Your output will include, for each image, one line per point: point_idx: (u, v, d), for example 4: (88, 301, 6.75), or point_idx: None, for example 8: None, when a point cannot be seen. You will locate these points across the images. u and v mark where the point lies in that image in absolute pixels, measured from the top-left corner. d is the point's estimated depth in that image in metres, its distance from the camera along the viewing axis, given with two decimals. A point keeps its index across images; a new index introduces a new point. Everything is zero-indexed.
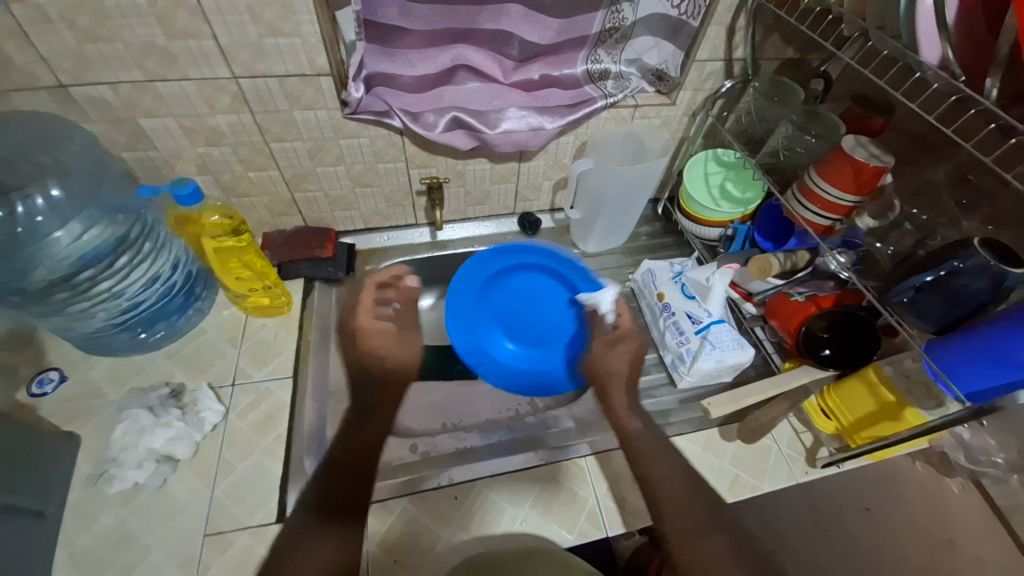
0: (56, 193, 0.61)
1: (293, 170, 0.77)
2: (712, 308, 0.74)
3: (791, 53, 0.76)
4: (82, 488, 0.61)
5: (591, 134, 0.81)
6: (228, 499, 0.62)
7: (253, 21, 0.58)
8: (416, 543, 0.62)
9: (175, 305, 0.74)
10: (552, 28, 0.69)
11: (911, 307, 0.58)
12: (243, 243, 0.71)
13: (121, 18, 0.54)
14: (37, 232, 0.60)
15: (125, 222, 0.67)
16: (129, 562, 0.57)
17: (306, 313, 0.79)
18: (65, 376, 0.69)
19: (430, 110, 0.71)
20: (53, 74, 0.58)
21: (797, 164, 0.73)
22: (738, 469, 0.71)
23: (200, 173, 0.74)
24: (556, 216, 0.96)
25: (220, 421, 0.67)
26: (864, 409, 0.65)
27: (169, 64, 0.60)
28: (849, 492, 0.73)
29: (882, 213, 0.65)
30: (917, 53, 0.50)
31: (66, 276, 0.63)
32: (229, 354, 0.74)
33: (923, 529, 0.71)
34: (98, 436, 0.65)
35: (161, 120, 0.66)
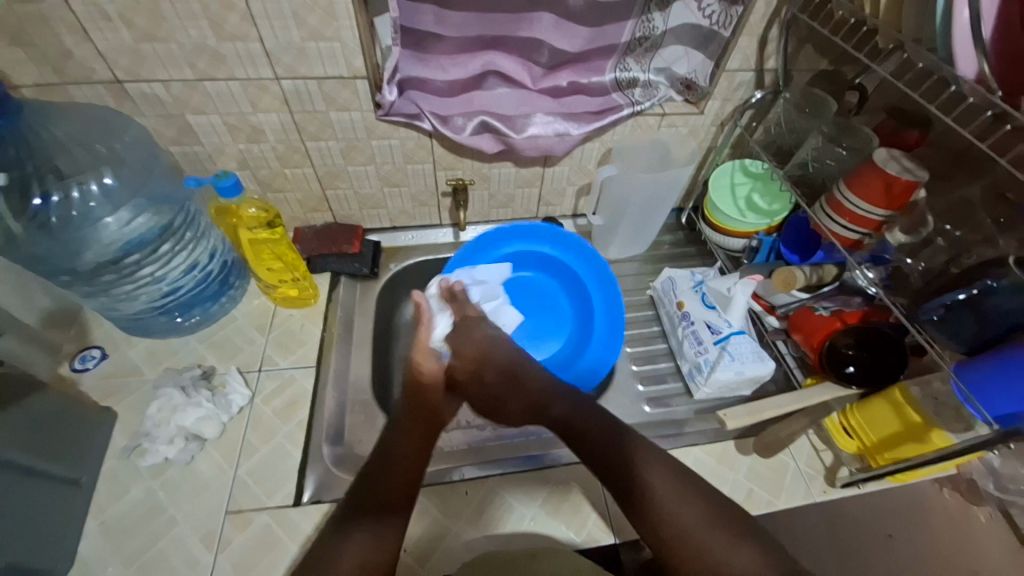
0: (109, 181, 0.66)
1: (326, 168, 0.80)
2: (733, 318, 0.74)
3: (825, 65, 0.75)
4: (117, 459, 0.65)
5: (616, 141, 0.82)
6: (250, 479, 0.64)
7: (297, 25, 0.61)
8: (426, 535, 0.63)
9: (210, 292, 0.78)
10: (581, 37, 0.70)
11: (940, 326, 0.56)
12: (276, 236, 0.74)
13: (176, 21, 0.58)
14: (90, 217, 0.65)
15: (170, 212, 0.71)
16: (155, 532, 0.60)
17: (331, 305, 0.82)
18: (107, 355, 0.73)
19: (459, 114, 0.73)
20: (110, 70, 0.62)
21: (827, 177, 0.73)
22: (752, 484, 0.69)
23: (240, 168, 0.78)
24: (578, 221, 0.97)
25: (246, 404, 0.70)
26: (888, 429, 0.63)
27: (218, 64, 0.64)
28: (872, 515, 0.70)
29: (914, 229, 0.64)
30: (952, 66, 0.49)
31: (113, 260, 0.67)
32: (258, 341, 0.77)
33: (948, 559, 0.68)
34: (132, 412, 0.69)
35: (208, 117, 0.70)
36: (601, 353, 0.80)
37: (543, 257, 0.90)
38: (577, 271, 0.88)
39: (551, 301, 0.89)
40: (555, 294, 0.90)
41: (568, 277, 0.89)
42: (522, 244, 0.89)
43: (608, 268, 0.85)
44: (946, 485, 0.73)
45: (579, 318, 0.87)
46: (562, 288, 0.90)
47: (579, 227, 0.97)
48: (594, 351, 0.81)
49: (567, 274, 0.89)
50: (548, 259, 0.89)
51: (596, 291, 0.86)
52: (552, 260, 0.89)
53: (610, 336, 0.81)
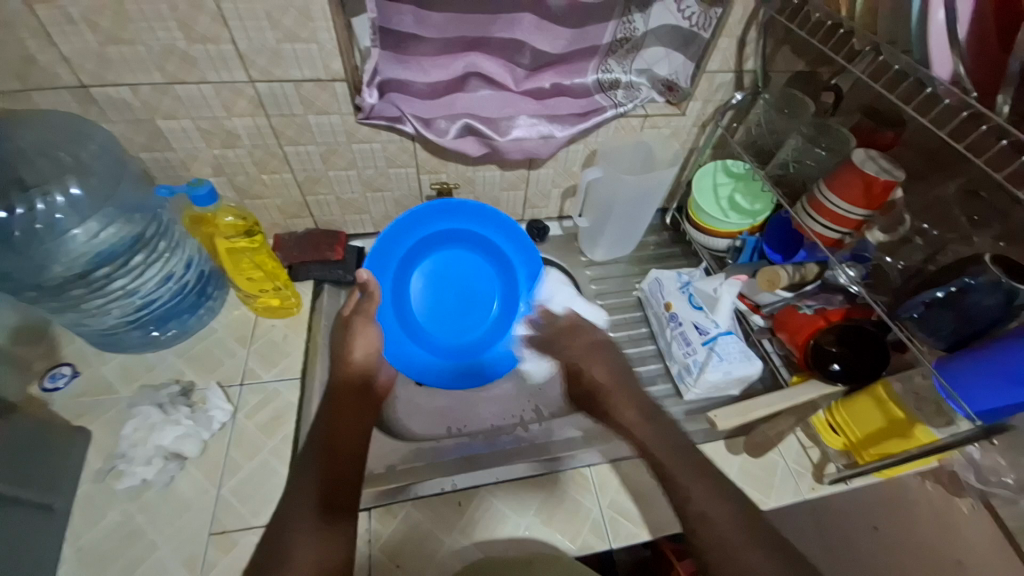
0: (75, 191, 0.63)
1: (306, 173, 0.78)
2: (720, 320, 0.74)
3: (803, 66, 0.76)
4: (91, 482, 0.62)
5: (601, 143, 0.82)
6: (234, 498, 0.62)
7: (272, 27, 0.59)
8: (418, 548, 0.62)
9: (187, 303, 0.75)
10: (564, 38, 0.70)
11: (920, 324, 0.58)
12: (255, 244, 0.73)
13: (143, 22, 0.56)
14: (55, 229, 0.62)
15: (142, 221, 0.68)
16: (135, 557, 0.57)
17: (315, 314, 0.80)
18: (77, 372, 0.70)
19: (442, 117, 0.72)
20: (74, 74, 0.59)
21: (808, 177, 0.74)
22: (743, 483, 0.69)
23: (216, 175, 0.75)
24: (564, 223, 0.97)
25: (228, 420, 0.68)
26: (872, 425, 0.65)
27: (189, 67, 0.61)
28: (858, 511, 0.73)
29: (893, 227, 0.66)
30: (929, 69, 0.50)
31: (81, 274, 0.64)
32: (239, 354, 0.75)
33: (932, 549, 0.70)
34: (107, 432, 0.66)
35: (180, 122, 0.67)
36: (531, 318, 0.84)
37: (469, 233, 0.86)
38: (503, 249, 0.87)
39: (477, 277, 0.88)
40: (479, 269, 0.88)
41: (492, 254, 0.87)
42: (445, 222, 0.84)
43: (534, 251, 0.85)
44: (927, 476, 0.75)
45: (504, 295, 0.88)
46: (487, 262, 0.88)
47: (564, 229, 0.97)
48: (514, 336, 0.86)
49: (484, 245, 0.87)
50: (465, 234, 0.86)
51: (522, 270, 0.87)
52: (476, 235, 0.86)
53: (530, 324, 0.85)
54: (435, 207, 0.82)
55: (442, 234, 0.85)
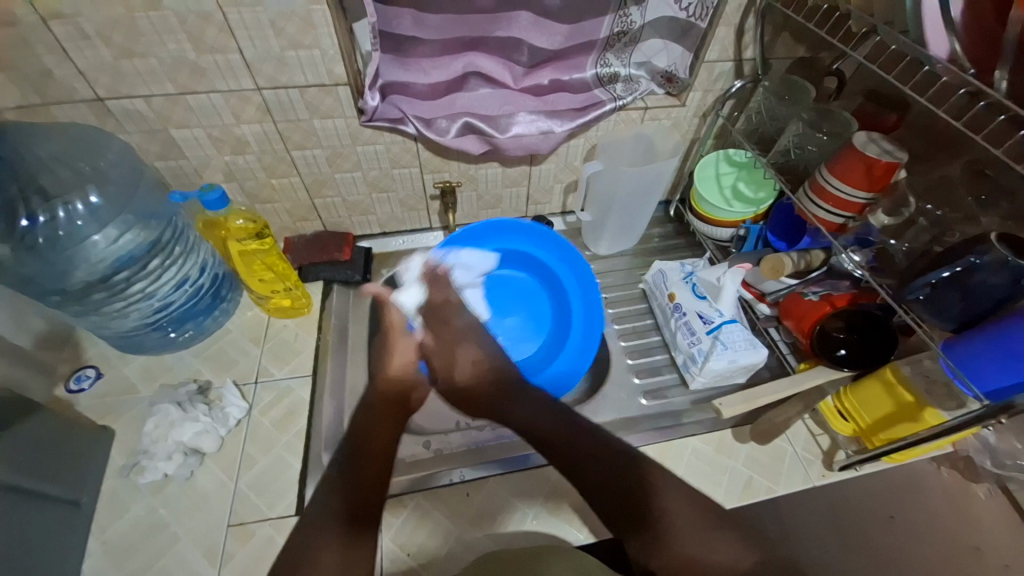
0: (95, 200, 0.66)
1: (313, 176, 0.80)
2: (723, 308, 0.74)
3: (803, 52, 0.76)
4: (116, 478, 0.65)
5: (601, 137, 0.82)
6: (251, 491, 0.64)
7: (276, 35, 0.61)
8: (428, 538, 0.63)
9: (203, 306, 0.78)
10: (560, 34, 0.71)
11: (927, 305, 0.57)
12: (266, 246, 0.75)
13: (154, 36, 0.58)
14: (77, 235, 0.65)
15: (158, 227, 0.71)
16: (158, 548, 0.60)
17: (325, 313, 0.82)
18: (101, 373, 0.73)
19: (443, 116, 0.73)
20: (91, 88, 0.62)
21: (810, 162, 0.73)
22: (752, 471, 0.69)
23: (227, 180, 0.78)
24: (568, 218, 0.98)
25: (243, 417, 0.70)
26: (881, 411, 0.64)
27: (198, 77, 0.64)
28: (871, 497, 0.72)
29: (896, 209, 0.64)
30: (925, 47, 0.50)
31: (103, 278, 0.67)
32: (252, 353, 0.77)
33: (945, 535, 0.69)
34: (130, 430, 0.69)
35: (191, 130, 0.70)
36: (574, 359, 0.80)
37: (528, 256, 0.90)
38: (556, 271, 0.88)
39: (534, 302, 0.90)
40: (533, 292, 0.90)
41: (548, 278, 0.89)
42: (516, 243, 0.89)
43: (586, 267, 0.84)
44: (942, 463, 0.74)
45: (557, 318, 0.87)
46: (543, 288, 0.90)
47: (568, 224, 0.98)
48: (567, 356, 0.81)
49: (539, 267, 0.90)
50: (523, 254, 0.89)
51: (575, 297, 0.86)
52: (535, 258, 0.89)
53: (586, 340, 0.81)
54: (497, 225, 0.86)
55: (512, 254, 0.90)
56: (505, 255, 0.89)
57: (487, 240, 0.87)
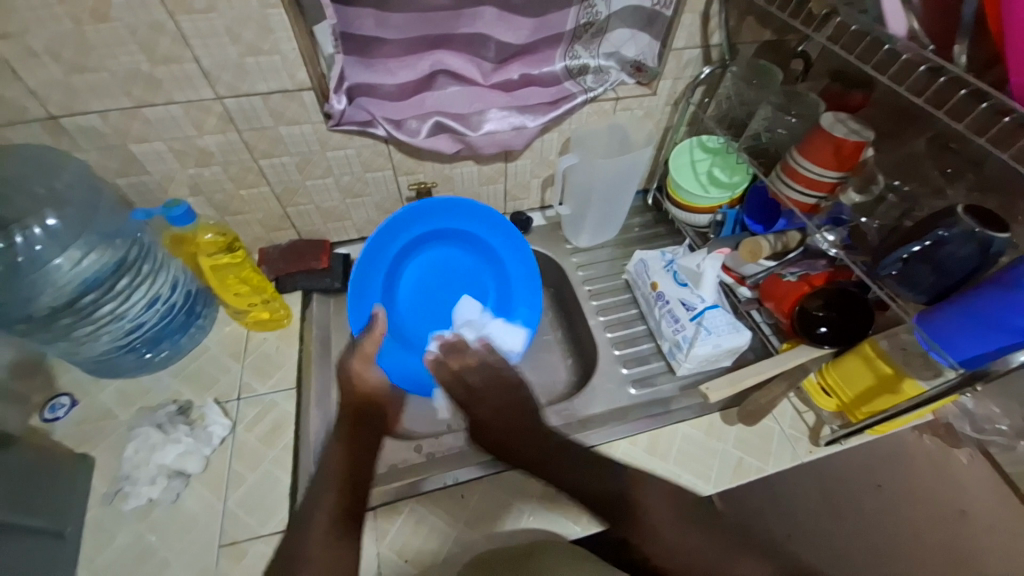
0: (53, 223, 0.64)
1: (284, 185, 0.78)
2: (705, 294, 0.75)
3: (768, 36, 0.76)
4: (98, 507, 0.63)
5: (574, 130, 0.82)
6: (240, 509, 0.63)
7: (233, 42, 0.59)
8: (428, 542, 0.63)
9: (177, 324, 0.76)
10: (527, 28, 0.70)
11: (900, 279, 0.58)
12: (238, 259, 0.74)
13: (105, 49, 0.56)
14: (37, 261, 0.63)
15: (123, 246, 0.69)
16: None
17: (306, 324, 0.81)
18: (76, 401, 0.71)
19: (413, 117, 0.72)
20: (42, 106, 0.60)
21: (780, 145, 0.74)
22: (740, 452, 0.70)
23: (194, 194, 0.76)
24: (547, 213, 0.97)
25: (228, 434, 0.69)
26: (863, 384, 0.65)
27: (155, 89, 0.61)
28: (860, 468, 0.73)
29: (866, 187, 0.66)
30: (885, 26, 0.51)
31: (70, 302, 0.65)
32: (233, 369, 0.75)
33: (930, 501, 0.72)
34: (110, 457, 0.66)
35: (152, 145, 0.67)
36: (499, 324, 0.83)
37: (457, 231, 0.85)
38: (480, 236, 0.86)
39: (468, 273, 0.87)
40: (463, 263, 0.87)
41: (476, 246, 0.86)
42: (437, 222, 0.83)
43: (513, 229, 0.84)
44: (924, 431, 0.76)
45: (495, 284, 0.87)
46: (471, 254, 0.87)
47: (548, 218, 0.97)
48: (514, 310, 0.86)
49: (473, 241, 0.86)
50: (458, 231, 0.85)
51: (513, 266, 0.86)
52: (458, 230, 0.85)
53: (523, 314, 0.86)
54: (419, 209, 0.79)
55: (434, 232, 0.84)
56: (428, 237, 0.84)
57: (404, 229, 0.80)
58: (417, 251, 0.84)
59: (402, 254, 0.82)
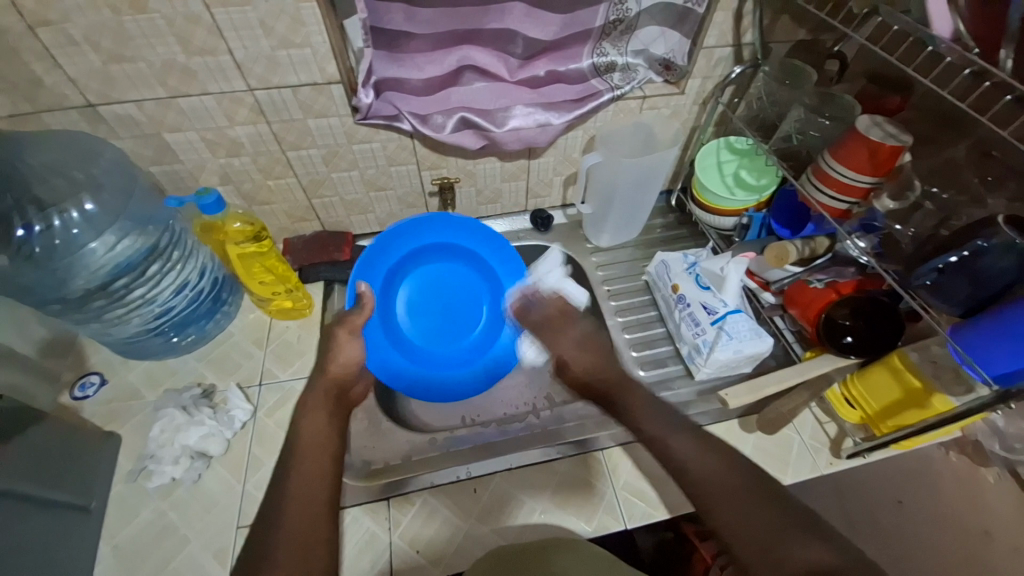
0: (90, 207, 0.66)
1: (310, 176, 0.79)
2: (728, 298, 0.73)
3: (803, 35, 0.74)
4: (124, 483, 0.65)
5: (599, 128, 0.81)
6: (258, 492, 0.65)
7: (266, 34, 0.60)
8: (439, 534, 0.64)
9: (204, 310, 0.78)
10: (555, 24, 0.69)
11: (934, 291, 0.56)
12: (263, 249, 0.75)
13: (143, 39, 0.58)
14: (73, 244, 0.65)
15: (156, 232, 0.71)
16: (169, 552, 0.60)
17: (326, 314, 0.82)
18: (106, 380, 0.73)
19: (438, 112, 0.73)
20: (82, 94, 0.62)
21: (812, 147, 0.72)
22: (758, 460, 0.69)
23: (223, 183, 0.77)
24: (568, 211, 0.97)
25: (249, 419, 0.71)
26: (889, 397, 0.64)
27: (189, 80, 0.63)
28: (882, 484, 0.71)
29: (901, 193, 0.63)
30: (928, 26, 0.49)
31: (102, 285, 0.67)
32: (256, 356, 0.77)
33: (956, 522, 0.69)
34: (137, 436, 0.69)
35: (185, 134, 0.69)
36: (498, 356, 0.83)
37: (444, 245, 0.84)
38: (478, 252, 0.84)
39: (465, 289, 0.85)
40: (463, 281, 0.85)
41: (462, 255, 0.84)
42: (421, 238, 0.82)
43: (490, 229, 0.82)
44: (950, 448, 0.74)
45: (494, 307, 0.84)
46: (471, 271, 0.85)
47: (568, 217, 0.97)
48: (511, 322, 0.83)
49: (472, 258, 0.85)
50: (455, 247, 0.84)
51: (499, 269, 0.84)
52: (455, 245, 0.84)
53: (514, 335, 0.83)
54: (417, 222, 0.80)
55: (422, 250, 0.83)
56: (428, 250, 0.83)
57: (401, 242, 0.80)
58: (415, 264, 0.83)
59: (400, 266, 0.82)
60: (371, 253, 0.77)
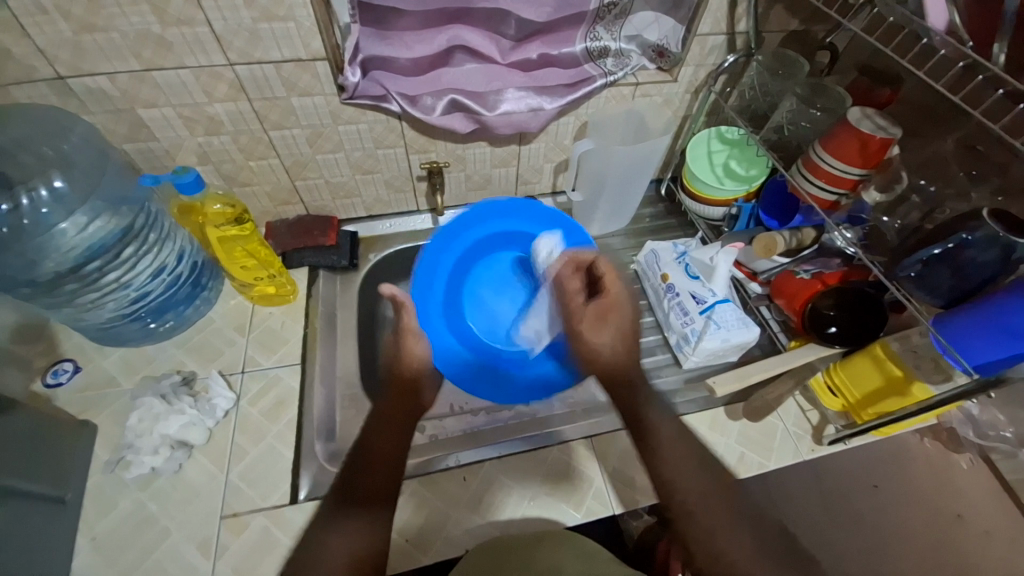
0: (60, 185, 0.62)
1: (293, 158, 0.77)
2: (717, 287, 0.74)
3: (795, 25, 0.74)
4: (101, 474, 0.63)
5: (591, 114, 0.80)
6: (242, 482, 0.63)
7: (247, 6, 0.57)
8: (427, 522, 0.63)
9: (182, 295, 0.75)
10: (550, 6, 0.67)
11: (918, 282, 0.57)
12: (246, 232, 0.72)
13: (115, 8, 0.54)
14: (43, 223, 0.61)
15: (130, 214, 0.68)
16: (149, 544, 0.59)
17: (311, 301, 0.80)
18: (80, 367, 0.70)
19: (428, 93, 0.71)
20: (50, 66, 0.58)
21: (802, 140, 0.72)
22: (743, 448, 0.70)
23: (202, 163, 0.74)
24: (558, 199, 0.96)
25: (231, 408, 0.69)
26: (871, 385, 0.65)
27: (165, 52, 0.60)
28: (857, 472, 0.75)
29: (889, 186, 0.65)
30: (923, 18, 0.49)
31: (74, 268, 0.64)
32: (238, 343, 0.75)
33: (930, 505, 0.72)
34: (113, 425, 0.66)
35: (160, 110, 0.66)
36: None
37: (514, 232, 0.77)
38: (538, 234, 0.76)
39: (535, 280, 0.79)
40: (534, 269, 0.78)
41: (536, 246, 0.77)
42: (496, 224, 0.77)
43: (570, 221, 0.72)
44: (926, 436, 0.76)
45: None
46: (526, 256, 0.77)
47: (558, 204, 0.96)
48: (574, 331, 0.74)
49: (531, 242, 0.77)
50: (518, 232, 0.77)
51: (564, 246, 0.74)
52: (516, 231, 0.77)
53: None
54: (485, 207, 0.75)
55: (490, 237, 0.77)
56: (500, 237, 0.77)
57: (463, 232, 0.75)
58: (482, 248, 0.78)
59: (468, 252, 0.77)
60: (444, 233, 0.73)
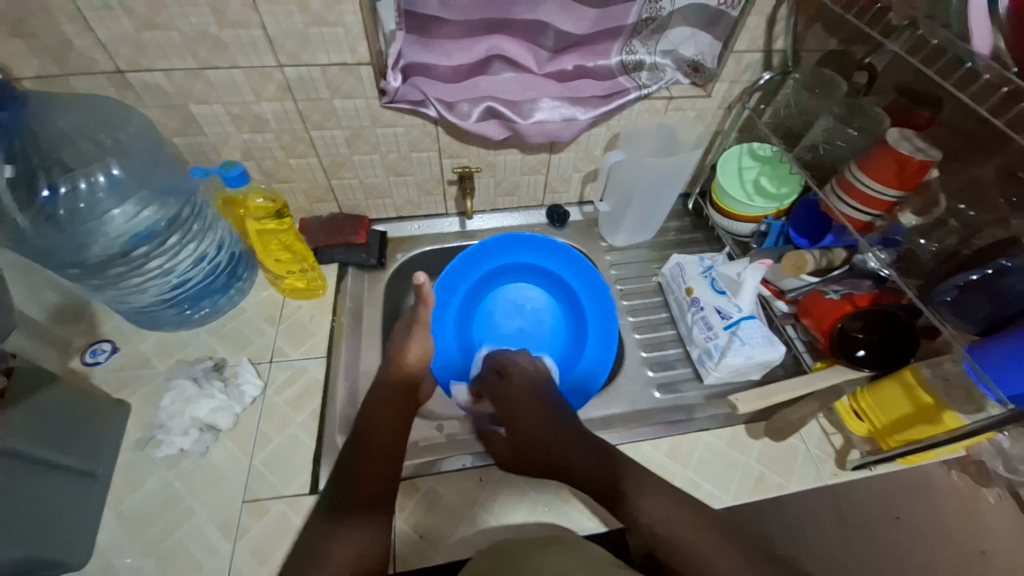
0: (116, 172, 0.66)
1: (331, 157, 0.79)
2: (742, 303, 0.74)
3: (835, 45, 0.74)
4: (132, 451, 0.65)
5: (623, 126, 0.81)
6: (265, 468, 0.65)
7: (299, 10, 0.60)
8: (441, 519, 0.64)
9: (219, 284, 0.78)
10: (588, 19, 0.69)
11: (953, 308, 0.57)
12: (284, 226, 0.74)
13: (176, 8, 0.57)
14: (97, 208, 0.65)
15: (176, 204, 0.71)
16: (173, 522, 0.60)
17: (340, 296, 0.82)
18: (118, 348, 0.73)
19: (465, 100, 0.72)
20: (111, 60, 0.61)
21: (837, 158, 0.73)
22: (763, 467, 0.69)
23: (245, 159, 0.77)
24: (584, 208, 0.97)
25: (258, 395, 0.71)
26: (899, 411, 0.64)
27: (220, 52, 0.63)
28: (880, 501, 0.70)
29: (926, 209, 0.64)
30: (968, 42, 0.49)
31: (122, 253, 0.67)
32: (267, 333, 0.77)
33: (954, 540, 0.69)
34: (146, 405, 0.69)
35: (210, 107, 0.69)
36: (597, 355, 0.82)
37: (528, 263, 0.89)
38: (555, 270, 0.88)
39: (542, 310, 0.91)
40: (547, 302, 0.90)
41: (550, 275, 0.89)
42: (510, 256, 0.88)
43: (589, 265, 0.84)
44: (954, 467, 0.74)
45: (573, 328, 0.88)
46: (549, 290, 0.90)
47: (585, 214, 0.97)
48: (591, 352, 0.83)
49: (551, 276, 0.89)
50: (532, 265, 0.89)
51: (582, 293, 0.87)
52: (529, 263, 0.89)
53: (604, 337, 0.82)
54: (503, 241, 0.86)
55: (504, 267, 0.89)
56: (511, 269, 0.89)
57: (486, 258, 0.87)
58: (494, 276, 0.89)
59: (485, 277, 0.89)
60: (470, 255, 0.85)
